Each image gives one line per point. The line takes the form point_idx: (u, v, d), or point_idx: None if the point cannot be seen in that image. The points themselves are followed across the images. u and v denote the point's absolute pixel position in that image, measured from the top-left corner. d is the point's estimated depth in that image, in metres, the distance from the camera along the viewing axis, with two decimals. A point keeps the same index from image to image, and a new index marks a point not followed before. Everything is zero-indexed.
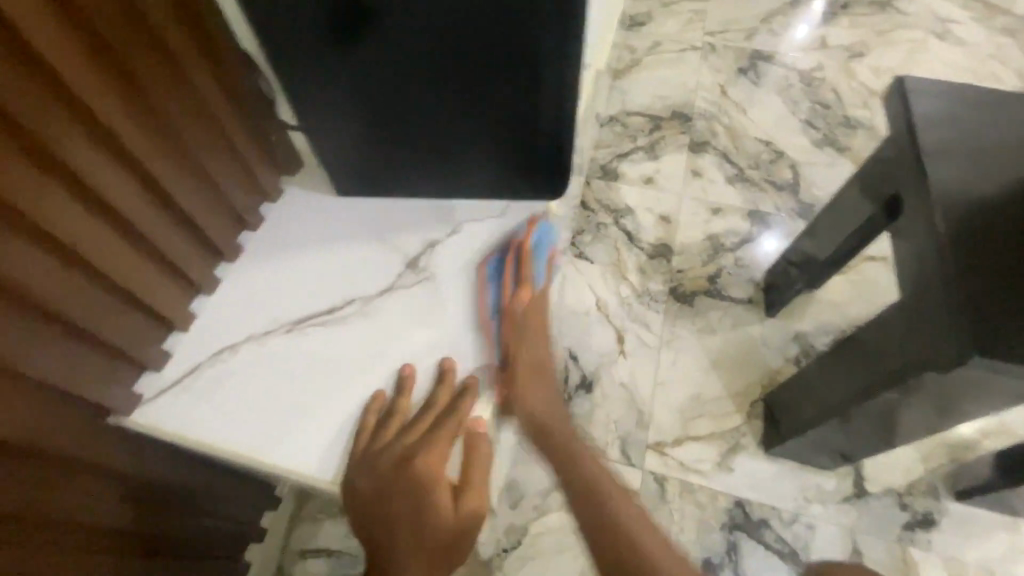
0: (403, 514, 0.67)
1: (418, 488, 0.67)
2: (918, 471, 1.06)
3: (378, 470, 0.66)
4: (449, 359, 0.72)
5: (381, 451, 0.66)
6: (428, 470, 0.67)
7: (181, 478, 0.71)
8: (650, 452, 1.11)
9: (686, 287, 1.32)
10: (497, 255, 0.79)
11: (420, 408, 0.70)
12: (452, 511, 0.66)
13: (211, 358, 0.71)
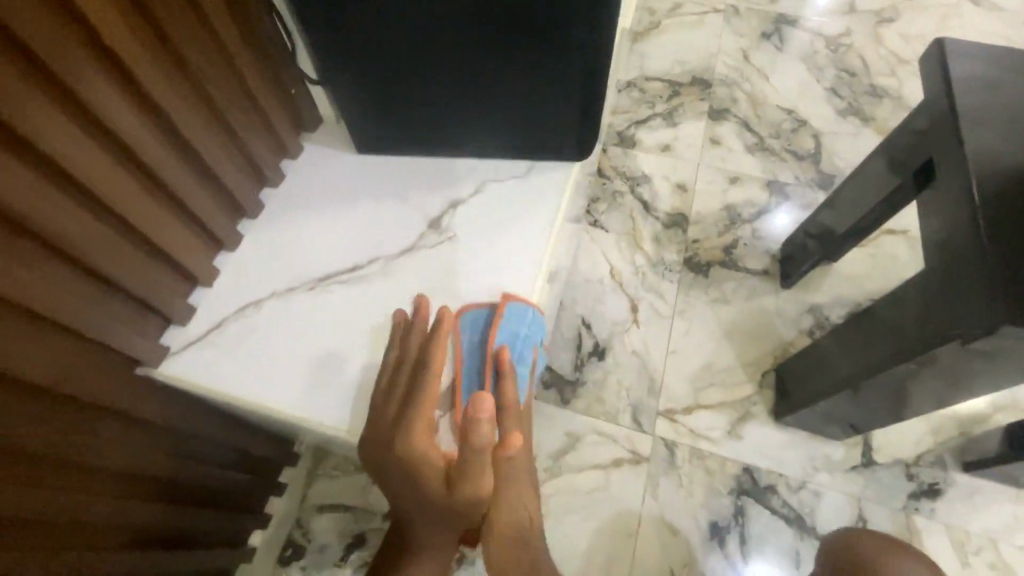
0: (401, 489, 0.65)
1: (407, 467, 0.63)
2: (926, 443, 1.07)
3: (378, 427, 0.64)
4: (447, 311, 0.69)
5: (382, 411, 0.64)
6: (417, 451, 0.63)
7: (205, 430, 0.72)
8: (661, 418, 1.12)
9: (701, 257, 1.30)
10: (474, 368, 0.70)
11: (417, 370, 0.67)
12: (445, 494, 0.63)
13: (237, 313, 0.71)
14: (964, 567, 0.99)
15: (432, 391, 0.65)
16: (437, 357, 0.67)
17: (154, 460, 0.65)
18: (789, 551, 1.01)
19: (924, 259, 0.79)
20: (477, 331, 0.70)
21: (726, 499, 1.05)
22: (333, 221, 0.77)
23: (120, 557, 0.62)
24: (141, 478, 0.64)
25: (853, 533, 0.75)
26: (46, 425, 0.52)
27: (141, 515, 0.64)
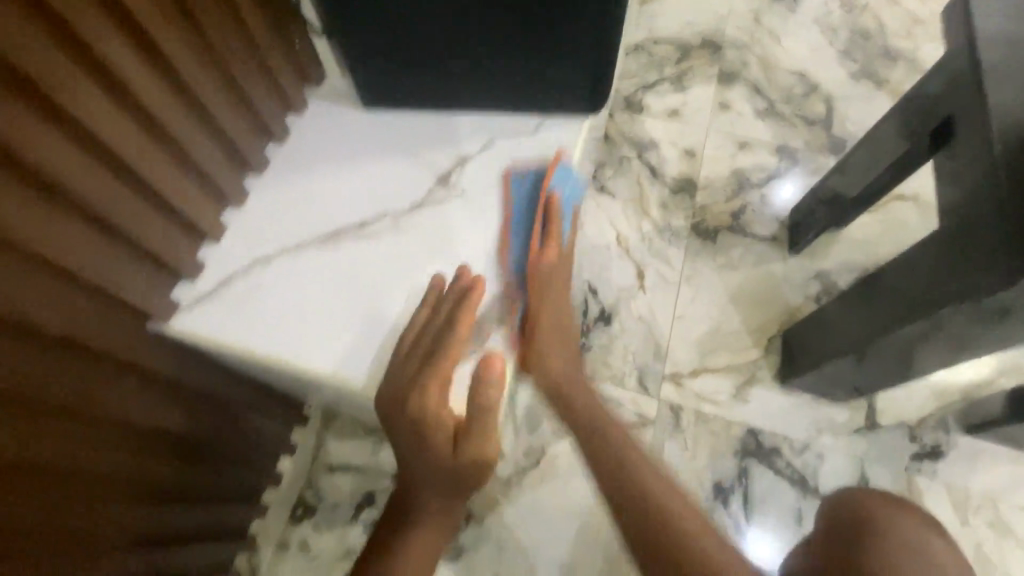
0: (410, 451, 0.66)
1: (417, 428, 0.64)
2: (930, 406, 1.08)
3: (388, 389, 0.65)
4: (479, 278, 0.69)
5: (394, 373, 0.65)
6: (426, 415, 0.64)
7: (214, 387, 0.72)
8: (666, 382, 1.13)
9: (709, 223, 1.29)
10: (524, 212, 0.75)
11: (436, 334, 0.66)
12: (451, 457, 0.65)
13: (246, 268, 0.70)
14: (964, 525, 1.01)
15: (445, 355, 0.65)
16: (458, 330, 0.66)
17: (165, 415, 0.65)
18: (791, 510, 1.03)
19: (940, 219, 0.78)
20: (527, 183, 0.75)
21: (730, 460, 1.06)
22: (342, 177, 0.76)
23: (132, 509, 0.63)
24: (153, 433, 0.64)
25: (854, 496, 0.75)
26: (56, 376, 0.52)
27: (153, 469, 0.65)
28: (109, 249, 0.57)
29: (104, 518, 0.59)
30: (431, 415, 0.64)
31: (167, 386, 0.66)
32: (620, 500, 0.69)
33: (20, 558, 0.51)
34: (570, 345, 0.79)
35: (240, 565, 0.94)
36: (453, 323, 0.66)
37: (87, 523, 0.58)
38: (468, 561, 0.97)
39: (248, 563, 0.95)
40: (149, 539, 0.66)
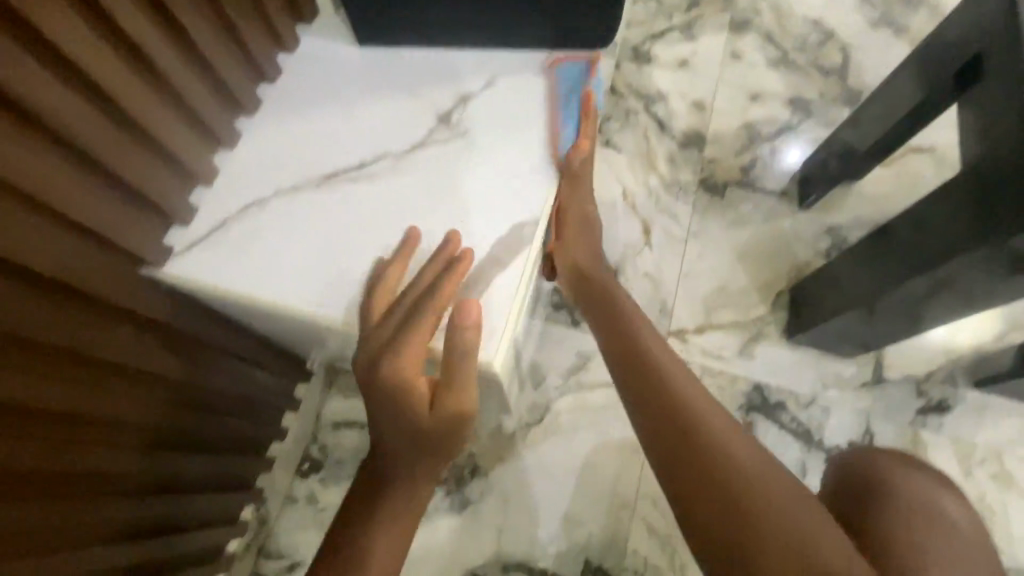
0: (386, 416, 0.61)
1: (393, 393, 0.60)
2: (939, 361, 1.06)
3: (366, 352, 0.62)
4: (457, 231, 0.64)
5: (369, 337, 0.62)
6: (400, 377, 0.60)
7: (218, 340, 0.72)
8: (672, 339, 1.12)
9: (718, 177, 1.25)
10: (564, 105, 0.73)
11: (405, 295, 0.62)
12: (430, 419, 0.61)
13: (241, 212, 0.67)
14: (967, 477, 1.01)
15: (417, 316, 0.61)
16: (427, 281, 0.62)
17: (169, 367, 0.65)
18: (795, 463, 1.03)
19: (976, 156, 0.75)
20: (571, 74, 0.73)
21: (735, 415, 1.06)
22: (338, 116, 0.71)
23: (136, 456, 0.63)
24: (156, 383, 0.64)
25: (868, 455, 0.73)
26: (59, 321, 0.51)
27: (149, 415, 0.64)
28: (107, 196, 0.55)
29: (107, 464, 0.60)
30: (407, 374, 0.60)
31: (171, 337, 0.65)
32: (645, 409, 0.67)
33: (23, 500, 0.52)
34: (597, 241, 0.83)
35: (251, 517, 0.93)
36: (422, 279, 0.62)
37: (92, 468, 0.58)
38: (473, 513, 0.98)
39: (257, 515, 0.95)
40: (154, 487, 0.68)
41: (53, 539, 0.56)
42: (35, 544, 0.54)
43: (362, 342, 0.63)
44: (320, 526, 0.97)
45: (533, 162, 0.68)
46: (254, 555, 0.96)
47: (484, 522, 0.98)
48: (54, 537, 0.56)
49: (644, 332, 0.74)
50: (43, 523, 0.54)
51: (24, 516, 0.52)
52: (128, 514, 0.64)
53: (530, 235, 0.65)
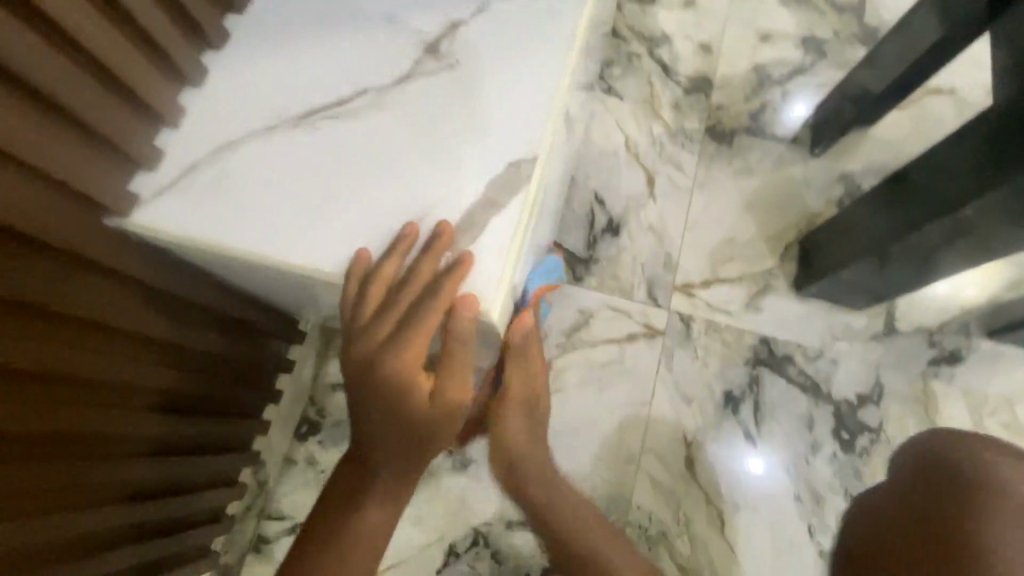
0: (375, 417, 0.52)
1: (388, 395, 0.51)
2: (953, 311, 1.03)
3: (356, 349, 0.52)
4: (447, 222, 0.51)
5: (360, 335, 0.52)
6: (395, 379, 0.50)
7: (213, 301, 0.68)
8: (677, 293, 1.08)
9: (725, 124, 1.19)
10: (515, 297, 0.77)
11: (400, 285, 0.51)
12: (427, 414, 0.52)
13: (211, 156, 0.54)
14: (977, 427, 0.99)
15: (413, 318, 0.50)
16: (427, 274, 0.50)
17: (166, 329, 0.62)
18: (803, 416, 1.01)
19: (1006, 92, 0.70)
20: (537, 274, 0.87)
21: (741, 369, 1.03)
22: (312, 44, 0.58)
23: (139, 419, 0.63)
24: (153, 345, 0.63)
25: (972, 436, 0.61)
26: (51, 285, 0.48)
27: (134, 374, 0.60)
28: (88, 155, 0.49)
29: (111, 428, 0.59)
30: (405, 370, 0.50)
31: (164, 297, 0.62)
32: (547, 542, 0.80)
33: (25, 461, 0.51)
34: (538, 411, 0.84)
35: (249, 480, 0.94)
36: (416, 270, 0.51)
37: (95, 431, 0.57)
38: (475, 472, 0.96)
39: (255, 478, 0.95)
40: (156, 449, 0.67)
41: (59, 500, 0.55)
42: (42, 506, 0.54)
43: (351, 334, 0.52)
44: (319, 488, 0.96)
45: (548, 94, 0.56)
46: (255, 518, 0.95)
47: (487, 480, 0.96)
48: (61, 498, 0.56)
49: (550, 489, 0.81)
50: (49, 485, 0.54)
51: (29, 477, 0.51)
52: (138, 473, 0.64)
53: (529, 174, 0.53)
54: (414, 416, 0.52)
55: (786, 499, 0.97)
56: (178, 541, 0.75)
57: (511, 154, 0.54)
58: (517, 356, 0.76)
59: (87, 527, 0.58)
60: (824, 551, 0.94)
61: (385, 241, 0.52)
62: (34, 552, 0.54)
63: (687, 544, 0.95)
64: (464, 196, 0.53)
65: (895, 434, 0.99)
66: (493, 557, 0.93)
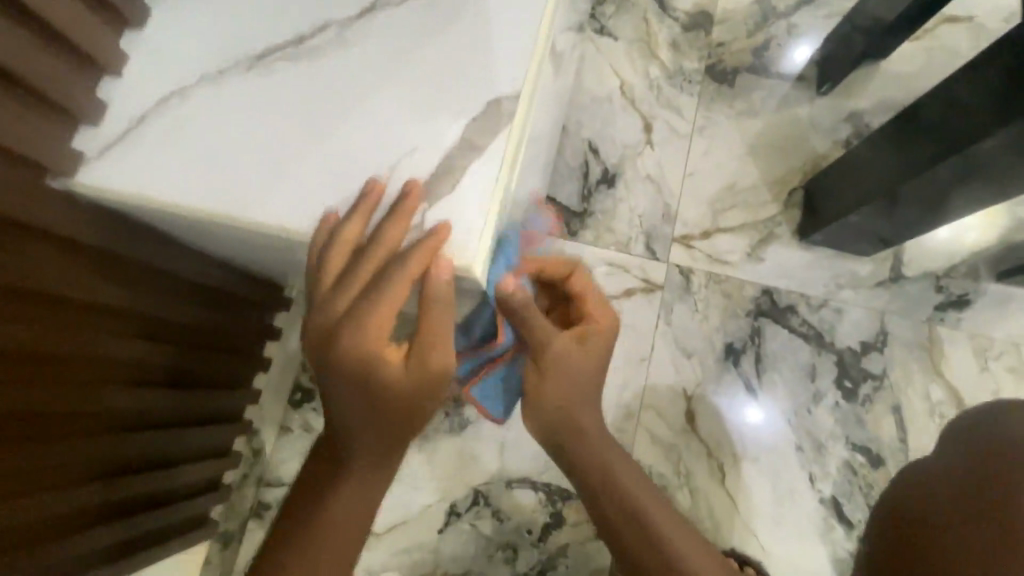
0: (343, 392, 0.47)
1: (352, 371, 0.46)
2: (962, 254, 1.00)
3: (319, 324, 0.47)
4: (416, 181, 0.46)
5: (322, 307, 0.47)
6: (359, 354, 0.45)
7: (186, 269, 0.64)
8: (676, 246, 1.04)
9: (727, 64, 1.11)
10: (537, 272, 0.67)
11: (363, 249, 0.47)
12: (397, 390, 0.47)
13: (159, 107, 0.49)
14: (983, 371, 0.97)
15: (377, 283, 0.45)
16: (392, 234, 0.46)
17: (141, 302, 0.59)
18: (805, 365, 0.99)
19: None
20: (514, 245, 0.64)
21: (743, 321, 1.00)
22: None
23: (134, 395, 0.61)
24: (135, 319, 0.60)
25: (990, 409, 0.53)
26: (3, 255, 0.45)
27: (120, 351, 0.58)
28: (25, 112, 0.44)
29: (106, 402, 0.58)
30: (372, 341, 0.45)
31: (130, 267, 0.58)
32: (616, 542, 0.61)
33: (25, 442, 0.50)
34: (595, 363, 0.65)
35: (243, 448, 0.93)
36: (382, 232, 0.46)
37: (84, 408, 0.56)
38: (473, 433, 0.95)
39: (250, 446, 0.94)
40: (149, 421, 0.66)
41: (60, 477, 0.55)
42: (47, 483, 0.54)
43: (313, 305, 0.48)
44: None
45: (529, 25, 0.50)
46: (254, 485, 0.94)
47: (485, 441, 0.95)
48: (56, 475, 0.55)
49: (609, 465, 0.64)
50: (53, 463, 0.54)
51: (21, 456, 0.50)
52: (131, 447, 0.63)
53: (512, 114, 0.48)
54: (386, 388, 0.46)
55: (787, 449, 0.96)
56: (182, 508, 0.75)
57: (491, 91, 0.49)
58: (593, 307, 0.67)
59: (88, 499, 0.58)
60: (825, 498, 0.94)
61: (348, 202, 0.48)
62: (47, 526, 0.55)
63: (687, 496, 0.95)
64: (440, 141, 0.48)
65: (899, 382, 0.97)
66: (494, 515, 0.93)
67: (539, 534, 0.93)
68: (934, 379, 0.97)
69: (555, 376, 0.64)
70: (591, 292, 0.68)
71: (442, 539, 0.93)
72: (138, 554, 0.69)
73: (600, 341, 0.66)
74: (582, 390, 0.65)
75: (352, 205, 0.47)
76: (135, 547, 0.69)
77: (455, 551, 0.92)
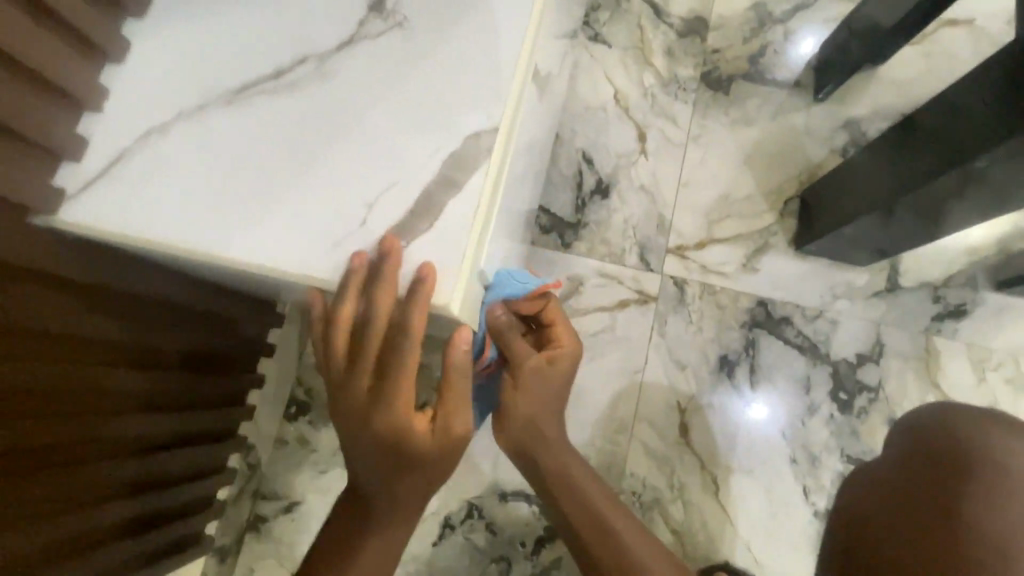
0: (367, 463, 0.48)
1: (386, 446, 0.47)
2: (959, 263, 0.99)
3: (342, 407, 0.48)
4: (392, 237, 0.45)
5: (342, 389, 0.48)
6: (391, 429, 0.46)
7: (177, 294, 0.64)
8: (671, 256, 1.03)
9: (722, 70, 1.10)
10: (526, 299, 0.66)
11: (365, 326, 0.46)
12: (430, 458, 0.48)
13: (139, 142, 0.49)
14: (980, 382, 0.97)
15: (393, 357, 0.46)
16: (387, 304, 0.45)
17: (127, 329, 0.59)
18: (800, 378, 0.98)
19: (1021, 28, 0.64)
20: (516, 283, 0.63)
21: (737, 333, 1.00)
22: (243, 9, 0.51)
23: (131, 421, 0.62)
24: (128, 347, 0.61)
25: (943, 407, 0.58)
26: None
27: (117, 380, 0.59)
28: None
29: (102, 430, 0.59)
30: (400, 415, 0.46)
31: (115, 296, 0.58)
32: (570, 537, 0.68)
33: (25, 473, 0.52)
34: (564, 384, 0.72)
35: (238, 465, 0.93)
36: (379, 306, 0.45)
37: (73, 437, 0.56)
38: (468, 447, 0.96)
39: (245, 462, 0.94)
40: (144, 446, 0.67)
41: (59, 506, 0.56)
42: (46, 512, 0.55)
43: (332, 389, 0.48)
44: (312, 466, 0.96)
45: (508, 56, 0.50)
46: (250, 500, 0.95)
47: (479, 454, 0.96)
48: (51, 504, 0.55)
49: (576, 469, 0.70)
50: (51, 493, 0.55)
51: (20, 487, 0.51)
52: (128, 471, 0.64)
53: (490, 147, 0.48)
54: (412, 458, 0.48)
55: (781, 461, 0.96)
56: (178, 526, 0.76)
57: (471, 122, 0.48)
58: (562, 332, 0.72)
59: (82, 525, 0.58)
60: (819, 511, 0.94)
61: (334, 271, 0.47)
62: (46, 552, 0.56)
63: (681, 509, 0.95)
64: (419, 174, 0.47)
65: (894, 393, 0.97)
66: (487, 528, 0.94)
67: (532, 547, 0.93)
68: (930, 390, 0.97)
69: (528, 387, 0.69)
70: (561, 320, 0.73)
71: (437, 551, 0.93)
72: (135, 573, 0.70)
73: (565, 360, 0.71)
74: (549, 403, 0.71)
75: (329, 242, 0.47)
76: (135, 566, 0.70)
77: (449, 563, 0.93)
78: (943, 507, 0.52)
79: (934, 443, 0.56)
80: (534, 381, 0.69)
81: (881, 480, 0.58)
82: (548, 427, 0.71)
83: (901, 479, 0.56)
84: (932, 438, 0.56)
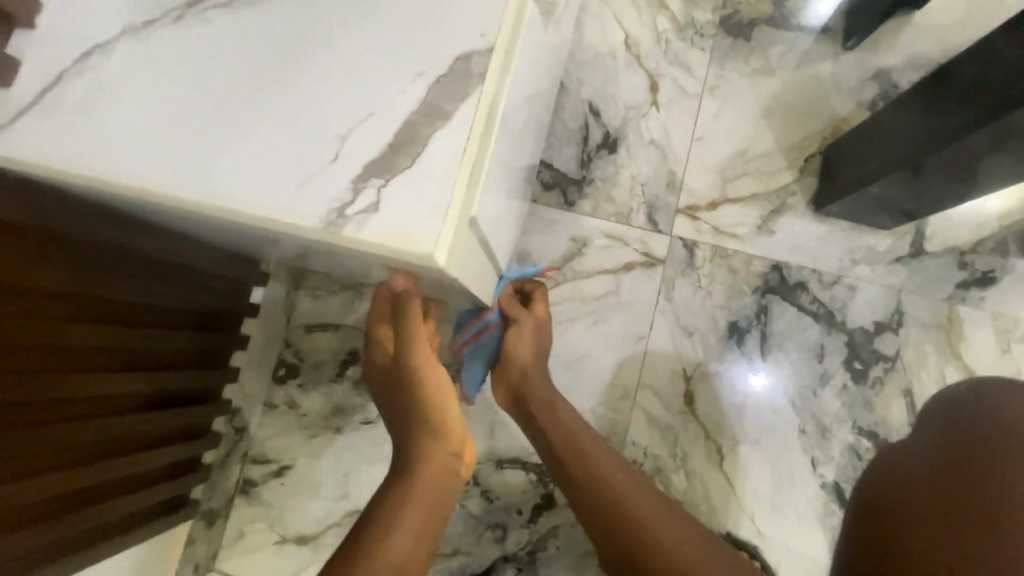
0: (399, 420, 0.61)
1: (403, 397, 0.60)
2: (989, 228, 0.93)
3: (384, 378, 0.63)
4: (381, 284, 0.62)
5: (378, 368, 0.64)
6: (404, 382, 0.60)
7: (149, 247, 0.60)
8: (681, 217, 0.97)
9: (743, 14, 1.01)
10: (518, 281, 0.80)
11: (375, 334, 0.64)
12: (419, 397, 0.59)
13: (78, 65, 0.43)
14: (1004, 354, 0.91)
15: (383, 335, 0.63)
16: (378, 318, 0.63)
17: (99, 283, 0.56)
18: (814, 346, 0.93)
19: None
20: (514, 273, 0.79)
21: (749, 298, 0.95)
22: None
23: (125, 380, 0.61)
24: (107, 303, 0.59)
25: (960, 390, 0.56)
26: None
27: (99, 338, 0.57)
28: None
29: (89, 388, 0.56)
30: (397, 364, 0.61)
31: (76, 246, 0.53)
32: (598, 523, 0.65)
33: (10, 429, 0.50)
34: (543, 346, 0.78)
35: (224, 428, 0.90)
36: (374, 321, 0.63)
37: (57, 397, 0.54)
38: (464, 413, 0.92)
39: (232, 426, 0.91)
40: (134, 405, 0.65)
41: (47, 462, 0.55)
42: (35, 468, 0.53)
43: (376, 379, 0.64)
44: (303, 432, 0.94)
45: None
46: (239, 462, 0.92)
47: (474, 421, 0.93)
48: (42, 460, 0.54)
49: (591, 456, 0.70)
50: (38, 450, 0.53)
51: (13, 440, 0.50)
52: (124, 429, 0.63)
53: (482, 72, 0.41)
54: (410, 400, 0.60)
55: (790, 432, 0.92)
56: (173, 486, 0.76)
57: (462, 42, 0.42)
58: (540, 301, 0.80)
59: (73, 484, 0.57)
60: (826, 483, 0.91)
61: (280, 217, 0.40)
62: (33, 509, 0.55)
63: (682, 479, 0.92)
64: (398, 103, 0.41)
65: (912, 363, 0.92)
66: (483, 495, 0.91)
67: (529, 515, 0.91)
68: (950, 361, 0.92)
69: (529, 339, 0.76)
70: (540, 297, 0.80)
71: None
72: (129, 531, 0.70)
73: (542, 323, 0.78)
74: (536, 355, 0.77)
75: (294, 178, 0.40)
76: (125, 526, 0.70)
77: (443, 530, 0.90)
78: (968, 500, 0.49)
79: (966, 432, 0.52)
80: (532, 333, 0.76)
81: (904, 466, 0.54)
82: (538, 381, 0.76)
83: (925, 469, 0.52)
84: (965, 424, 0.53)
